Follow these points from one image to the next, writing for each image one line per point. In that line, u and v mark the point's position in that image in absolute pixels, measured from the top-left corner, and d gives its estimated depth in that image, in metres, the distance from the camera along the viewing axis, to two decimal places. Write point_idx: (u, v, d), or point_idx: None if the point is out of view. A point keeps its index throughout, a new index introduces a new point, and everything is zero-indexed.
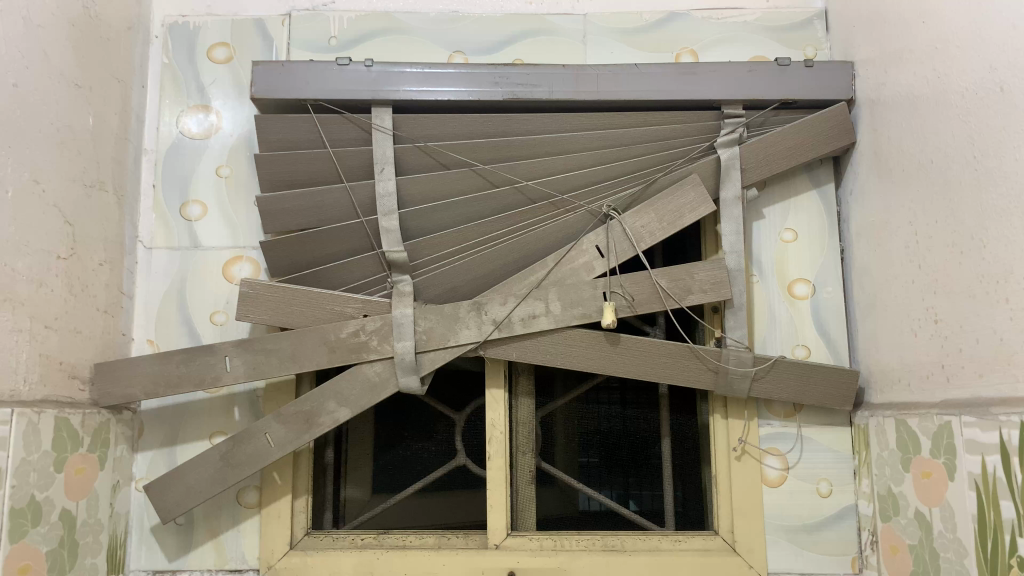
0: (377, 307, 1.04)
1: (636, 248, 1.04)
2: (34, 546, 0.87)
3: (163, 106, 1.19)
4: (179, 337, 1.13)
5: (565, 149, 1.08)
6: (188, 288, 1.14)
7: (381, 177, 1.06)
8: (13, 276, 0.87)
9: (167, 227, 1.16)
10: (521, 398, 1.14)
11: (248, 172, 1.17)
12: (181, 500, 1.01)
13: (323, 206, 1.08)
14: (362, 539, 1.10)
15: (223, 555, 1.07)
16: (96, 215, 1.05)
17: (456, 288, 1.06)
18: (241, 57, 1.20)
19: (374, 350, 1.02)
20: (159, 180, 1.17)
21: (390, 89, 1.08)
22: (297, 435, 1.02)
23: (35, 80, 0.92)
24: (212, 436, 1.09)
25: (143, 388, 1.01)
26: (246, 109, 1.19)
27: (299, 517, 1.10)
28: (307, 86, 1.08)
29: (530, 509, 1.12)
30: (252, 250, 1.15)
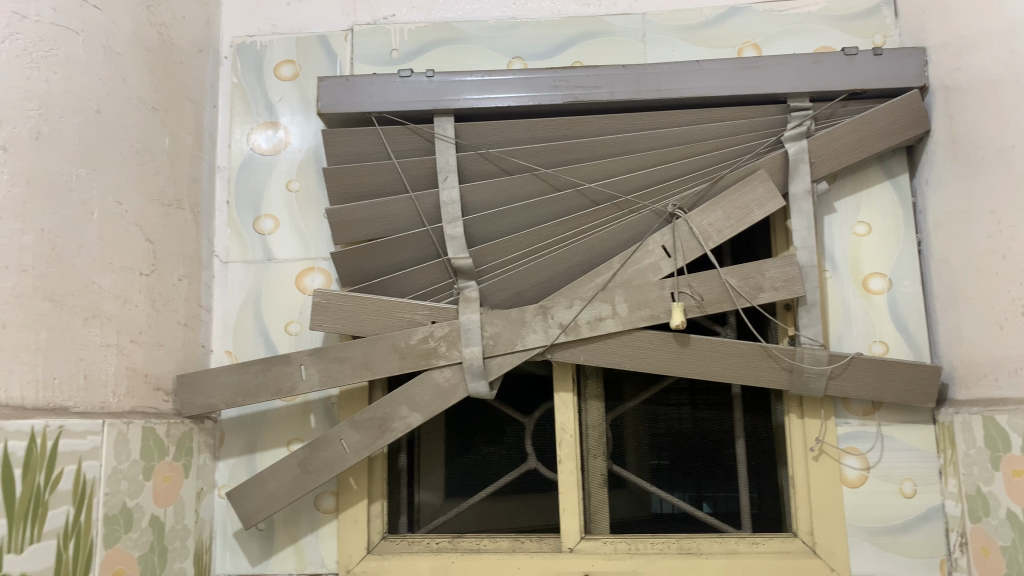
0: (445, 313, 1.05)
1: (704, 247, 1.02)
2: (127, 552, 0.90)
3: (234, 124, 1.23)
4: (255, 347, 1.16)
5: (628, 149, 1.07)
6: (262, 298, 1.18)
7: (445, 185, 1.07)
8: (100, 293, 0.90)
9: (241, 241, 1.20)
10: (590, 401, 1.13)
11: (316, 185, 1.20)
12: (262, 506, 1.03)
13: (389, 215, 1.10)
14: (437, 543, 1.11)
15: (303, 559, 1.09)
16: (175, 232, 1.09)
17: (521, 292, 1.07)
18: (306, 74, 1.23)
19: (443, 355, 1.03)
20: (233, 196, 1.21)
21: (451, 98, 1.09)
22: (372, 441, 1.03)
23: (116, 106, 0.96)
24: (289, 443, 1.12)
25: (223, 398, 1.04)
26: (313, 123, 1.22)
27: (375, 522, 1.12)
28: (372, 99, 1.10)
29: (603, 513, 1.11)
30: (323, 261, 1.18)
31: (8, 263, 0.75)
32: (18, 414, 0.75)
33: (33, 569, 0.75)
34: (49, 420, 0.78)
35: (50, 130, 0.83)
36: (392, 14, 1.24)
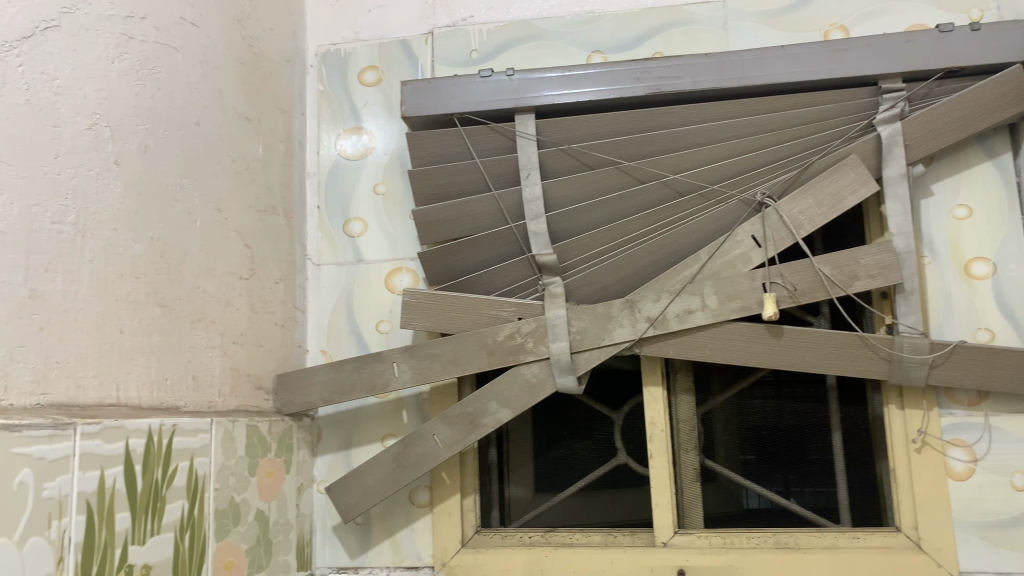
0: (531, 310, 1.05)
1: (795, 235, 1.00)
2: (236, 544, 0.95)
3: (322, 130, 1.27)
4: (348, 346, 1.21)
5: (713, 139, 1.06)
6: (354, 299, 1.22)
7: (528, 182, 1.08)
8: (205, 298, 0.95)
9: (333, 244, 1.24)
10: (680, 395, 1.13)
11: (402, 187, 1.23)
12: (360, 500, 1.06)
13: (473, 214, 1.12)
14: (530, 537, 1.13)
15: (400, 553, 1.12)
16: (270, 237, 1.13)
17: (607, 286, 1.07)
18: (389, 78, 1.26)
19: (530, 351, 1.04)
20: (323, 201, 1.25)
21: (531, 95, 1.10)
22: (463, 436, 1.05)
23: (214, 118, 1.00)
24: (383, 439, 1.15)
25: (320, 396, 1.08)
26: (397, 126, 1.25)
27: (468, 516, 1.14)
28: (453, 101, 1.12)
29: (697, 507, 1.10)
30: (410, 261, 1.21)
31: (123, 271, 0.80)
32: (137, 413, 0.79)
33: (154, 560, 0.79)
34: (164, 419, 0.82)
35: (156, 143, 0.88)
36: (470, 15, 1.25)
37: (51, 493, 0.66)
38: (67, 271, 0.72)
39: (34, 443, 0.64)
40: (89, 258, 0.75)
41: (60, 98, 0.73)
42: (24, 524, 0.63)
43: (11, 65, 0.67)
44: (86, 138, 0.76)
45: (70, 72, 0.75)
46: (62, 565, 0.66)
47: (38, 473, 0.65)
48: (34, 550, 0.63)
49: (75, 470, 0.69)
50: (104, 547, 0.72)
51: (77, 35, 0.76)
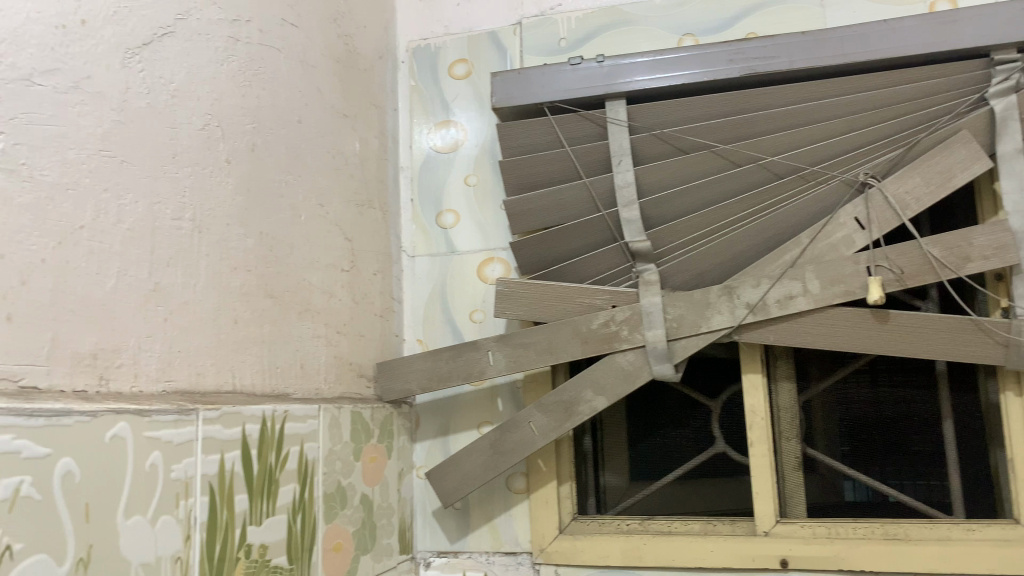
0: (625, 298, 1.05)
1: (902, 216, 0.97)
2: (344, 527, 0.98)
3: (414, 125, 1.30)
4: (444, 335, 1.23)
5: (812, 119, 1.03)
6: (448, 289, 1.24)
7: (619, 169, 1.07)
8: (310, 290, 0.98)
9: (427, 236, 1.27)
10: (781, 382, 1.10)
11: (492, 178, 1.24)
12: (459, 485, 1.08)
13: (565, 202, 1.12)
14: (627, 524, 1.12)
15: (498, 538, 1.14)
16: (367, 230, 1.16)
17: (704, 272, 1.05)
18: (479, 70, 1.27)
19: (625, 339, 1.03)
20: (416, 194, 1.28)
21: (623, 81, 1.09)
22: (559, 424, 1.05)
23: (314, 116, 1.04)
24: (480, 426, 1.17)
25: (419, 383, 1.10)
26: (487, 118, 1.26)
27: (566, 503, 1.15)
28: (544, 90, 1.13)
29: (800, 496, 1.08)
30: (502, 251, 1.22)
31: (236, 264, 0.83)
32: (252, 400, 0.83)
33: (270, 540, 0.83)
34: (276, 406, 0.86)
35: (263, 142, 0.91)
36: (558, 4, 1.26)
37: (179, 475, 0.70)
38: (187, 265, 0.76)
39: (162, 427, 0.68)
40: (205, 253, 0.79)
41: (176, 100, 0.77)
42: (155, 503, 0.67)
43: (134, 71, 0.71)
44: (200, 138, 0.80)
45: (185, 76, 0.78)
46: (190, 542, 0.70)
47: (166, 456, 0.68)
48: (164, 528, 0.67)
49: (199, 453, 0.73)
50: (225, 527, 0.76)
51: (190, 40, 0.80)
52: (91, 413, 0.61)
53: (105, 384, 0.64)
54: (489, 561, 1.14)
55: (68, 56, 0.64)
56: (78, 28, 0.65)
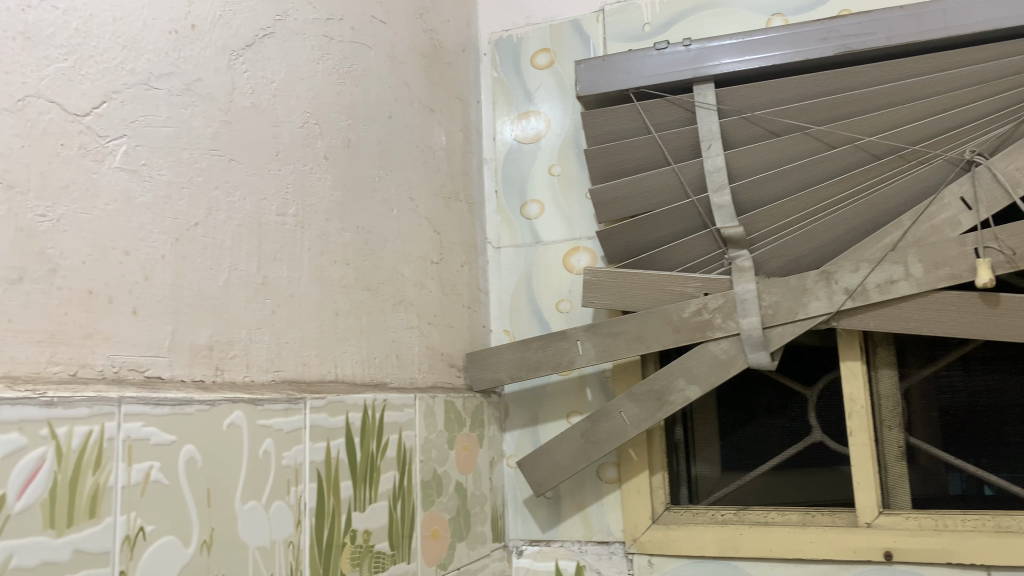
0: (717, 285, 1.03)
1: (1013, 195, 0.92)
2: (441, 514, 1.00)
3: (497, 117, 1.31)
4: (531, 325, 1.23)
5: (912, 96, 0.99)
6: (534, 279, 1.24)
7: (709, 154, 1.06)
8: (403, 282, 1.00)
9: (511, 227, 1.27)
10: (882, 369, 1.07)
11: (577, 167, 1.24)
12: (551, 475, 1.09)
13: (652, 189, 1.11)
14: (722, 514, 1.11)
15: (591, 527, 1.15)
16: (454, 222, 1.17)
17: (799, 258, 1.03)
18: (562, 60, 1.27)
19: (718, 328, 1.01)
20: (500, 186, 1.29)
21: (711, 65, 1.08)
22: (651, 413, 1.04)
23: (403, 111, 1.05)
24: (569, 416, 1.17)
25: (508, 373, 1.11)
26: (570, 107, 1.25)
27: (658, 492, 1.14)
28: (629, 76, 1.12)
29: (904, 487, 1.04)
30: (588, 240, 1.21)
31: (334, 258, 0.86)
32: (353, 389, 0.85)
33: (373, 526, 0.85)
34: (375, 394, 0.88)
35: (356, 137, 0.93)
36: None
37: (289, 461, 0.72)
38: (291, 259, 0.78)
39: (274, 415, 0.71)
40: (307, 247, 0.81)
41: (277, 99, 0.79)
42: (269, 489, 0.69)
43: (239, 71, 0.74)
44: (300, 135, 0.82)
45: (284, 75, 0.81)
46: (300, 527, 0.73)
47: (278, 443, 0.71)
48: (277, 512, 0.70)
49: (307, 440, 0.75)
50: (332, 513, 0.78)
51: (288, 40, 0.82)
52: (211, 401, 0.64)
53: (220, 374, 0.67)
54: (581, 549, 1.15)
55: (180, 59, 0.67)
56: (188, 32, 0.68)
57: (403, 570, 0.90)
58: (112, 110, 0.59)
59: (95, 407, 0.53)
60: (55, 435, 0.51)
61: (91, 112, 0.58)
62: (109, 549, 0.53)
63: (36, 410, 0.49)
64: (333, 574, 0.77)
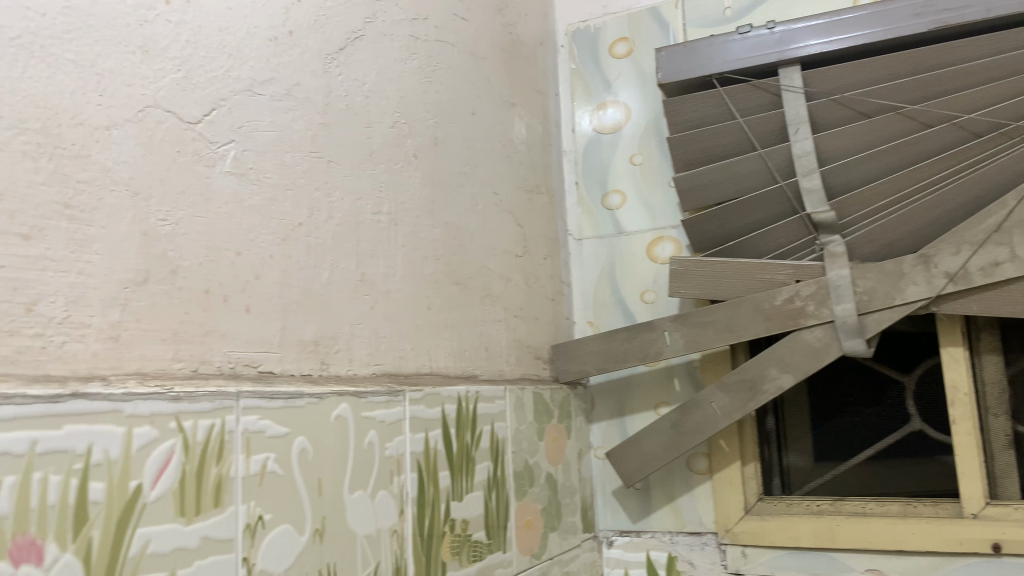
0: (810, 272, 1.01)
1: None
2: (534, 504, 1.01)
3: (575, 108, 1.31)
4: (615, 316, 1.23)
5: (1013, 70, 0.96)
6: (617, 270, 1.24)
7: (797, 138, 1.04)
8: (490, 275, 1.01)
9: (593, 218, 1.27)
10: (986, 355, 1.03)
11: (659, 155, 1.23)
12: (640, 466, 1.09)
13: (739, 175, 1.09)
14: (817, 505, 1.09)
15: (682, 518, 1.14)
16: (537, 215, 1.18)
17: (894, 242, 0.99)
18: (641, 48, 1.26)
19: (811, 315, 0.99)
20: (581, 177, 1.29)
21: (795, 47, 1.05)
22: (743, 403, 1.03)
23: (486, 107, 1.07)
24: (657, 407, 1.17)
25: (595, 364, 1.11)
26: (650, 95, 1.25)
27: (750, 483, 1.12)
28: (711, 62, 1.10)
29: (1011, 477, 1.00)
30: (672, 229, 1.20)
31: (426, 254, 0.87)
32: (446, 381, 0.87)
33: (471, 516, 0.86)
34: (468, 386, 0.90)
35: (443, 134, 0.95)
36: None
37: (392, 452, 0.74)
38: (386, 255, 0.80)
39: (376, 407, 0.73)
40: (400, 243, 0.83)
41: (369, 101, 0.81)
42: (374, 479, 0.72)
43: (334, 75, 0.76)
44: (391, 134, 0.84)
45: (375, 76, 0.83)
46: (404, 516, 0.75)
47: (381, 434, 0.73)
48: (382, 501, 0.72)
49: (407, 431, 0.77)
50: (432, 502, 0.80)
51: (378, 41, 0.84)
52: (318, 394, 0.66)
53: (326, 367, 0.69)
54: (672, 540, 1.15)
55: (281, 65, 0.69)
56: (286, 38, 0.70)
57: (500, 560, 0.91)
58: (221, 116, 0.62)
59: (216, 401, 0.56)
60: (183, 427, 0.54)
61: (202, 119, 0.60)
62: (232, 536, 0.56)
63: (165, 404, 0.53)
64: (435, 563, 0.79)
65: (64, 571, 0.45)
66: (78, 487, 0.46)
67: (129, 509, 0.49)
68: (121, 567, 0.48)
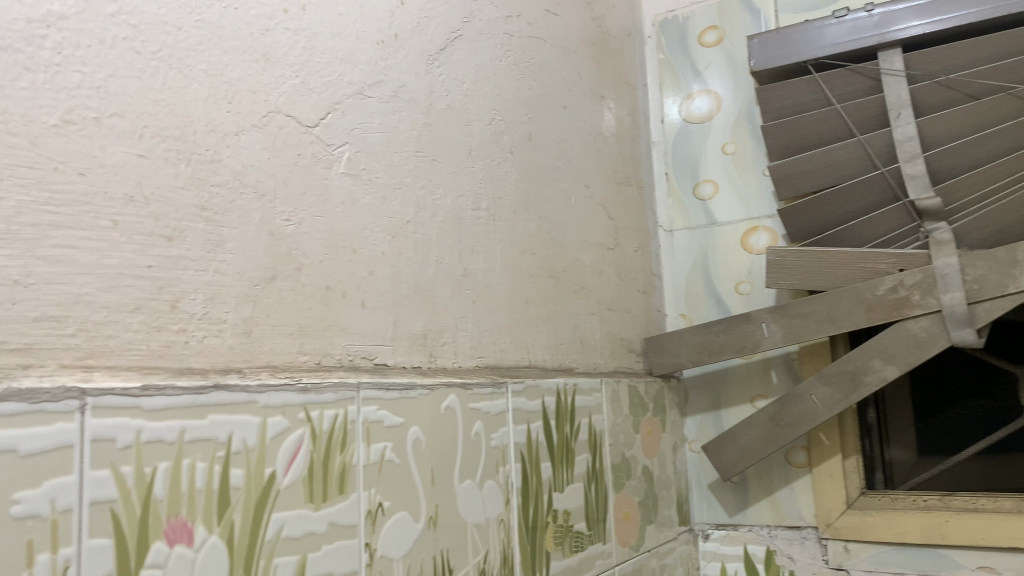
0: (914, 260, 0.98)
1: None
2: (631, 496, 1.01)
3: (664, 99, 1.30)
4: (709, 309, 1.22)
5: None
6: (710, 261, 1.23)
7: (898, 123, 1.01)
8: (583, 268, 1.02)
9: (685, 209, 1.26)
10: None
11: (753, 144, 1.21)
12: (738, 459, 1.08)
13: (837, 163, 1.07)
14: (925, 500, 1.05)
15: (780, 512, 1.14)
16: (628, 208, 1.18)
17: (1005, 228, 0.96)
18: (732, 36, 1.24)
19: (917, 305, 0.96)
20: (671, 168, 1.28)
21: (896, 29, 1.03)
22: (845, 395, 1.01)
23: (577, 101, 1.07)
24: (754, 400, 1.16)
25: (690, 357, 1.10)
26: (742, 83, 1.23)
27: (852, 477, 1.10)
28: (806, 48, 1.09)
29: None
30: (767, 219, 1.19)
31: (523, 248, 0.89)
32: (545, 374, 0.88)
33: (572, 506, 0.87)
34: (566, 379, 0.91)
35: (537, 130, 0.96)
36: None
37: (497, 443, 0.76)
38: (487, 251, 0.82)
39: (482, 399, 0.75)
40: (499, 239, 0.84)
41: (468, 99, 0.83)
42: (481, 469, 0.73)
43: (436, 75, 0.78)
44: (489, 131, 0.85)
45: (473, 75, 0.84)
46: (510, 506, 0.76)
47: (487, 425, 0.75)
48: (489, 491, 0.74)
49: (510, 423, 0.79)
50: (535, 492, 0.81)
51: (475, 40, 0.86)
52: (429, 386, 0.68)
53: (434, 360, 0.71)
54: (772, 534, 1.14)
55: (387, 68, 0.71)
56: (392, 41, 0.72)
57: (600, 551, 0.92)
58: (335, 119, 0.64)
59: (340, 392, 0.59)
60: (310, 418, 0.56)
61: (319, 123, 0.63)
62: (356, 522, 0.58)
63: (295, 395, 0.55)
64: (539, 554, 0.80)
65: (211, 552, 0.48)
66: (221, 474, 0.49)
67: (265, 494, 0.52)
68: (259, 550, 0.51)
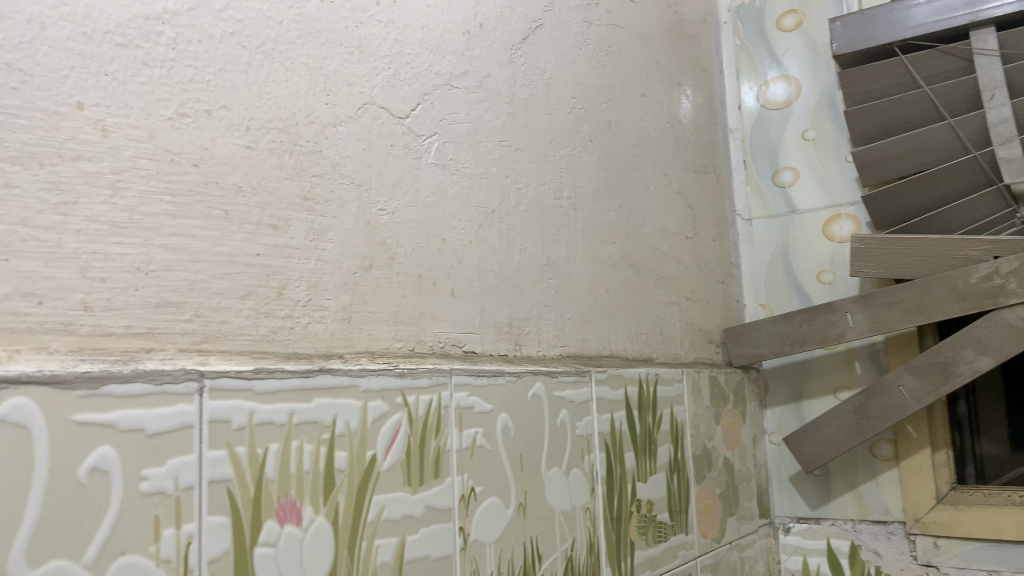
0: (1009, 246, 0.93)
1: None
2: (712, 488, 1.00)
3: (742, 85, 1.27)
4: (789, 299, 1.20)
5: None
6: (790, 251, 1.21)
7: (992, 104, 0.98)
8: (662, 258, 1.01)
9: (764, 198, 1.24)
10: None
11: (835, 129, 1.19)
12: (821, 451, 1.06)
13: (926, 147, 1.04)
14: (1020, 496, 1.00)
15: (865, 505, 1.11)
16: (705, 196, 1.17)
17: None
18: (812, 19, 1.22)
19: (1013, 293, 0.92)
20: (749, 156, 1.26)
21: (991, 6, 0.99)
22: (935, 386, 0.97)
23: (655, 89, 1.06)
24: (837, 391, 1.14)
25: (771, 347, 1.09)
26: (824, 67, 1.20)
27: (942, 471, 1.06)
28: (893, 29, 1.06)
29: None
30: (850, 206, 1.16)
31: (604, 237, 0.89)
32: (627, 363, 0.88)
33: (655, 496, 0.87)
34: (647, 369, 0.90)
35: (616, 117, 0.95)
36: None
37: (583, 431, 0.76)
38: (569, 240, 0.82)
39: (567, 387, 0.75)
40: (581, 228, 0.84)
41: (549, 87, 0.83)
42: (567, 457, 0.74)
43: (518, 65, 0.78)
44: (569, 120, 0.85)
45: (554, 64, 0.84)
46: (595, 494, 0.77)
47: (572, 414, 0.75)
48: (575, 478, 0.74)
49: (595, 412, 0.79)
50: (619, 480, 0.81)
51: (556, 29, 0.86)
52: (517, 373, 0.69)
53: (521, 348, 0.72)
54: (856, 529, 1.12)
55: (473, 58, 0.72)
56: (477, 32, 0.73)
57: (683, 542, 0.91)
58: (425, 110, 0.65)
59: (434, 378, 0.60)
60: (408, 402, 0.57)
61: (410, 113, 0.63)
62: (451, 506, 0.59)
63: (393, 379, 0.56)
64: (624, 544, 0.80)
65: (318, 532, 0.49)
66: (326, 456, 0.50)
67: (367, 476, 0.53)
68: (362, 531, 0.52)
